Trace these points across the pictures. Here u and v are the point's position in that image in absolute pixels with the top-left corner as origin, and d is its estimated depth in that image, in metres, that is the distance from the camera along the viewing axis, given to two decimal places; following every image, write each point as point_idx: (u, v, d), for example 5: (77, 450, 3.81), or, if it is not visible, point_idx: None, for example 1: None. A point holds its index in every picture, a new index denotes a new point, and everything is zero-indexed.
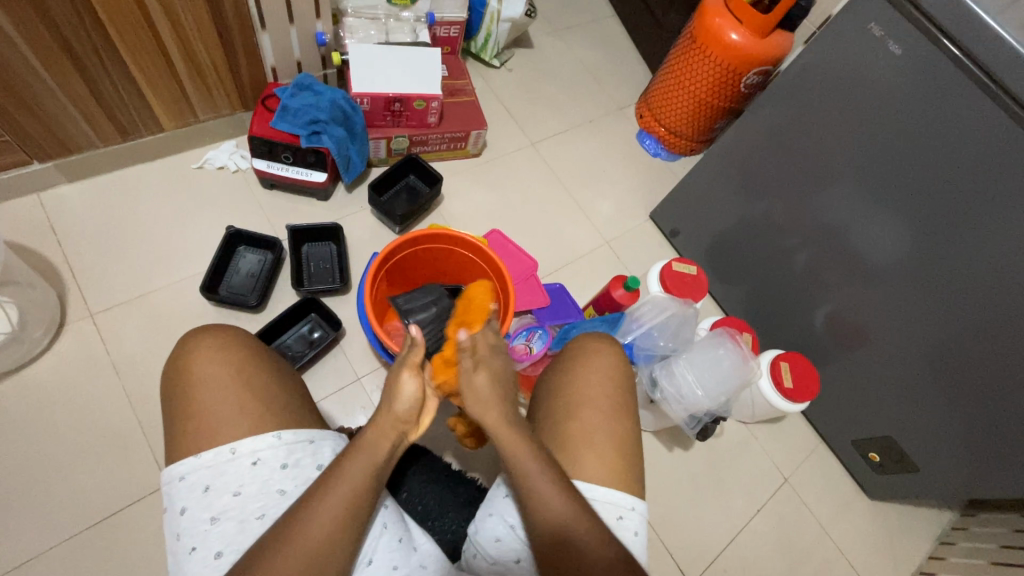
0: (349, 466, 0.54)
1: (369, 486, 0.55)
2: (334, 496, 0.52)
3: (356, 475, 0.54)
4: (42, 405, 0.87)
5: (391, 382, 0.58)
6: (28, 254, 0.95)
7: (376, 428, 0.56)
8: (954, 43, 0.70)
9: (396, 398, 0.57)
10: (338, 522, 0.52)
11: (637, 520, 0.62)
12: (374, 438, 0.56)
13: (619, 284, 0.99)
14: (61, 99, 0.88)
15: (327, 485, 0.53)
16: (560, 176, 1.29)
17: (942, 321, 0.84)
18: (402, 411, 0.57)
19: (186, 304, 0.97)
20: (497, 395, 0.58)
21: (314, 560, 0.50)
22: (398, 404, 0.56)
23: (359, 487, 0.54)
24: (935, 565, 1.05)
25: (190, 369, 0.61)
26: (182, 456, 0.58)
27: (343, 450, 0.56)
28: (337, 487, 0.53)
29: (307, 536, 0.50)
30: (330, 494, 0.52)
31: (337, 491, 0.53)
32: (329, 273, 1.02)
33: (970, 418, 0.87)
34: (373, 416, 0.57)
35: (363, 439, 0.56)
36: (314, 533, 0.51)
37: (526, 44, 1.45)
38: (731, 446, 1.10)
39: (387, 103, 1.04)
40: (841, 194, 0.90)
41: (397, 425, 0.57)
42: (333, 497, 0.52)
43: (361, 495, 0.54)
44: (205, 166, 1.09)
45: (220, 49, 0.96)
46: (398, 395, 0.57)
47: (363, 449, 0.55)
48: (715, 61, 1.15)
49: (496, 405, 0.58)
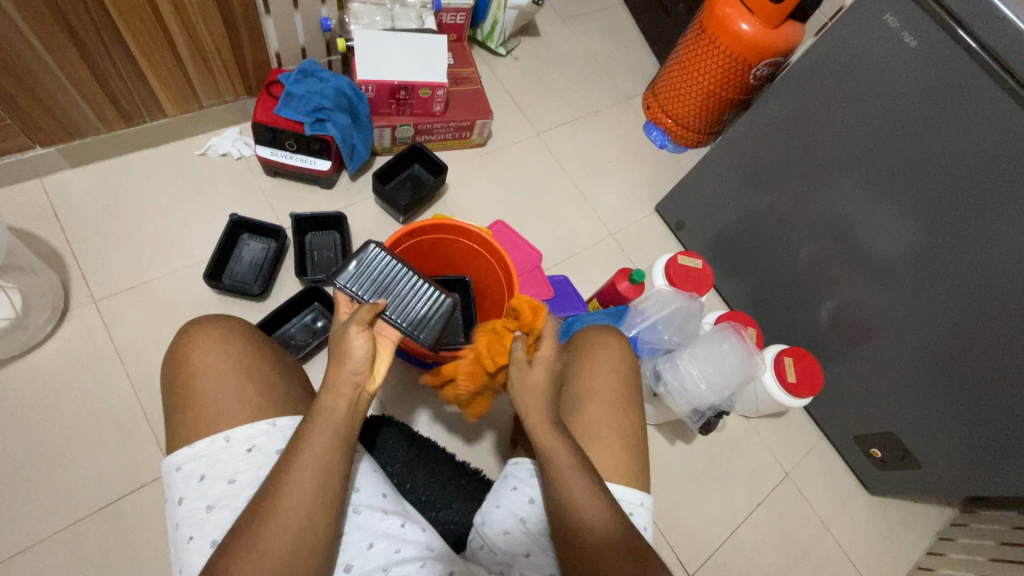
0: (313, 432, 0.53)
1: (340, 455, 0.54)
2: (302, 465, 0.52)
3: (320, 440, 0.53)
4: (46, 391, 0.87)
5: (342, 339, 0.56)
6: (31, 240, 0.95)
7: (331, 392, 0.55)
8: (970, 34, 0.68)
9: (347, 354, 0.55)
10: (312, 493, 0.52)
11: (645, 515, 0.63)
12: (330, 400, 0.54)
13: (624, 277, 0.98)
14: (64, 84, 0.88)
15: (294, 454, 0.52)
16: (566, 167, 1.28)
17: (949, 319, 0.83)
18: (356, 367, 0.54)
19: (188, 292, 0.97)
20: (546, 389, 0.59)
21: (294, 534, 0.50)
22: (349, 361, 0.54)
23: (326, 453, 0.53)
24: (933, 560, 1.06)
25: (190, 358, 0.61)
26: (180, 445, 0.58)
27: (304, 418, 0.55)
28: (305, 455, 0.52)
29: (285, 517, 0.50)
30: (297, 465, 0.52)
31: (306, 460, 0.52)
32: (332, 262, 1.02)
33: (974, 415, 0.86)
34: (324, 375, 0.55)
35: (320, 404, 0.54)
36: (289, 514, 0.50)
37: (533, 32, 1.43)
38: (733, 440, 1.10)
39: (392, 91, 1.03)
40: (850, 189, 0.89)
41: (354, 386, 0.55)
42: (302, 467, 0.52)
43: (333, 465, 0.53)
44: (208, 153, 1.09)
45: (224, 34, 0.95)
46: (348, 351, 0.54)
47: (322, 414, 0.54)
48: (725, 52, 1.14)
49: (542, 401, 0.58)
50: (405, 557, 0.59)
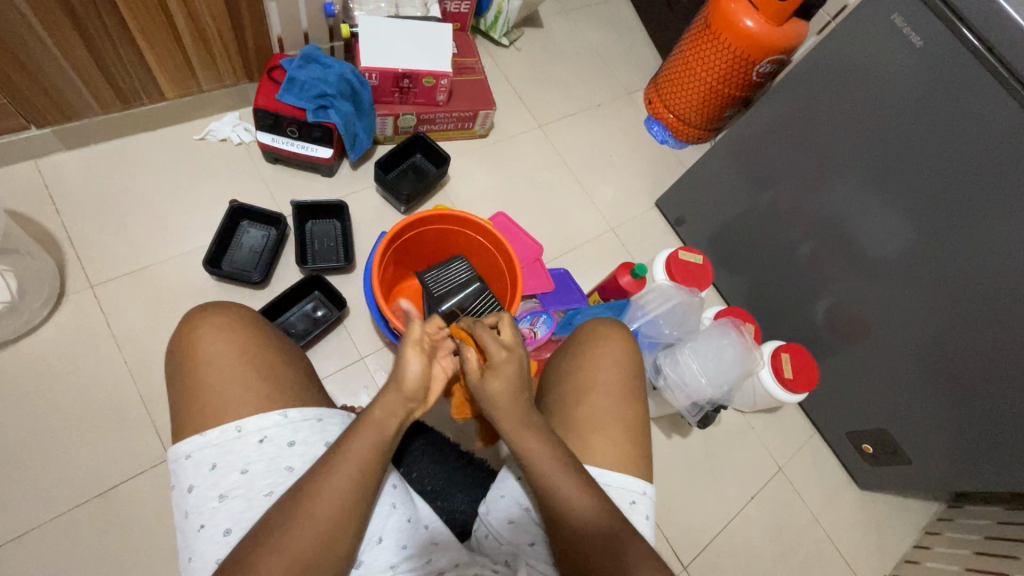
0: (359, 439, 0.54)
1: (377, 464, 0.54)
2: (342, 468, 0.52)
3: (363, 451, 0.54)
4: (41, 376, 0.85)
5: (398, 359, 0.58)
6: (25, 223, 0.93)
7: (385, 408, 0.56)
8: (975, 34, 0.69)
9: (405, 377, 0.57)
10: (347, 497, 0.52)
11: (647, 504, 0.63)
12: (384, 415, 0.56)
13: (626, 271, 0.98)
14: (61, 63, 0.86)
15: (335, 456, 0.53)
16: (566, 159, 1.27)
17: (944, 318, 0.85)
18: (412, 389, 0.57)
19: (187, 278, 0.96)
20: (513, 354, 0.59)
21: (322, 533, 0.50)
22: (406, 384, 0.56)
23: (366, 461, 0.54)
24: (919, 554, 1.08)
25: (196, 347, 0.60)
26: (188, 433, 0.57)
27: (349, 428, 0.55)
28: (351, 454, 0.53)
29: (316, 516, 0.50)
30: (336, 470, 0.52)
31: (347, 467, 0.53)
32: (333, 251, 1.01)
33: (963, 413, 0.88)
34: (381, 392, 0.57)
35: (373, 416, 0.56)
36: (317, 513, 0.50)
37: (536, 23, 1.42)
38: (729, 434, 1.11)
39: (396, 78, 1.02)
40: (849, 188, 0.90)
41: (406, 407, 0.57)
42: (341, 471, 0.52)
43: (368, 471, 0.54)
44: (207, 138, 1.07)
45: (226, 16, 0.93)
46: (405, 373, 0.56)
47: (373, 424, 0.55)
48: (728, 48, 1.14)
49: (514, 403, 0.58)
50: (412, 555, 0.59)
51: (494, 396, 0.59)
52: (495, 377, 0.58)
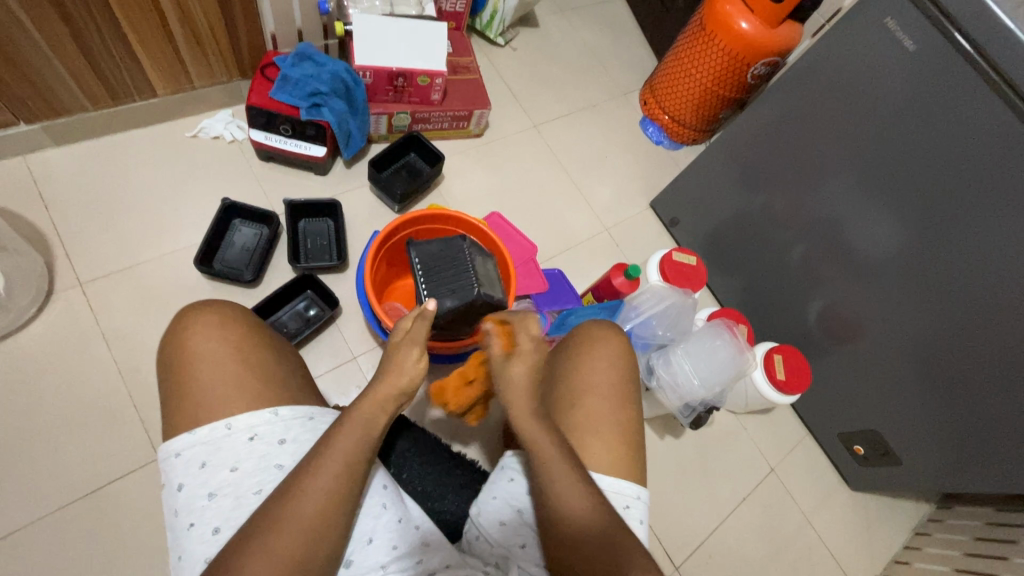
0: (345, 434, 0.54)
1: (362, 458, 0.54)
2: (327, 464, 0.52)
3: (347, 445, 0.54)
4: (29, 374, 0.84)
5: (391, 356, 0.60)
6: (14, 220, 0.92)
7: (374, 403, 0.57)
8: (966, 38, 0.69)
9: (394, 372, 0.59)
10: (335, 495, 0.52)
11: (641, 509, 0.63)
12: (369, 412, 0.56)
13: (619, 272, 0.98)
14: (51, 58, 0.85)
15: (320, 453, 0.53)
16: (561, 159, 1.27)
17: (935, 321, 0.85)
18: (402, 386, 0.58)
19: (178, 276, 0.95)
20: (541, 349, 0.62)
21: (308, 534, 0.50)
22: (397, 378, 0.58)
23: (350, 457, 0.53)
24: (909, 555, 1.08)
25: (187, 345, 0.59)
26: (179, 431, 0.57)
27: (335, 424, 0.56)
28: (337, 450, 0.53)
29: (301, 515, 0.50)
30: (321, 467, 0.52)
31: (329, 461, 0.52)
32: (325, 250, 1.00)
33: (954, 415, 0.88)
34: (366, 389, 0.58)
35: (358, 412, 0.56)
36: (304, 512, 0.50)
37: (531, 23, 1.42)
38: (722, 435, 1.11)
39: (390, 77, 1.02)
40: (842, 191, 0.90)
41: (397, 400, 0.58)
42: (325, 468, 0.52)
43: (353, 468, 0.53)
44: (200, 135, 1.06)
45: (218, 12, 0.92)
46: (397, 369, 0.59)
47: (358, 420, 0.55)
48: (722, 50, 1.15)
49: (529, 394, 0.59)
50: (402, 555, 0.59)
51: (512, 385, 0.60)
52: (519, 362, 0.60)
